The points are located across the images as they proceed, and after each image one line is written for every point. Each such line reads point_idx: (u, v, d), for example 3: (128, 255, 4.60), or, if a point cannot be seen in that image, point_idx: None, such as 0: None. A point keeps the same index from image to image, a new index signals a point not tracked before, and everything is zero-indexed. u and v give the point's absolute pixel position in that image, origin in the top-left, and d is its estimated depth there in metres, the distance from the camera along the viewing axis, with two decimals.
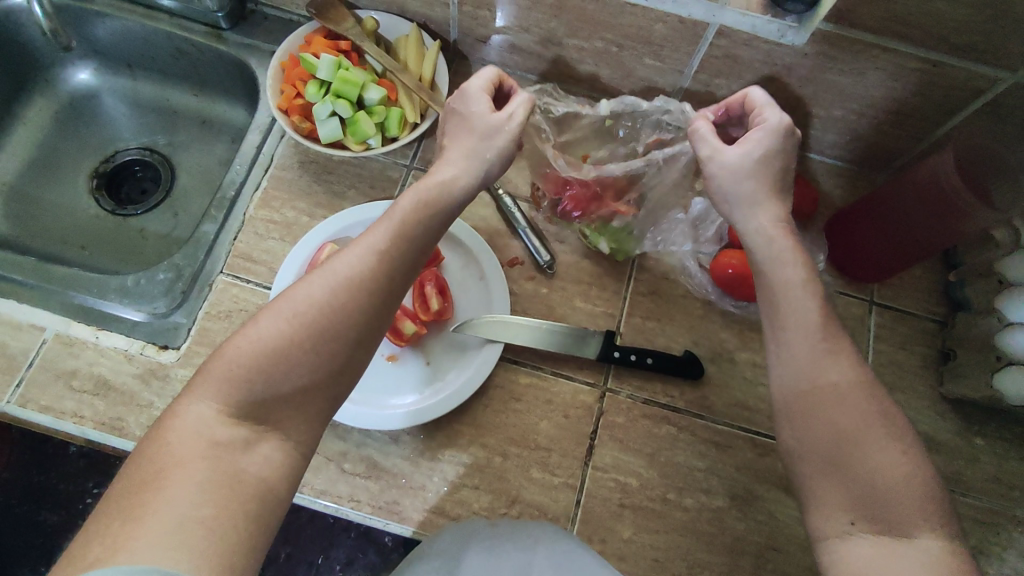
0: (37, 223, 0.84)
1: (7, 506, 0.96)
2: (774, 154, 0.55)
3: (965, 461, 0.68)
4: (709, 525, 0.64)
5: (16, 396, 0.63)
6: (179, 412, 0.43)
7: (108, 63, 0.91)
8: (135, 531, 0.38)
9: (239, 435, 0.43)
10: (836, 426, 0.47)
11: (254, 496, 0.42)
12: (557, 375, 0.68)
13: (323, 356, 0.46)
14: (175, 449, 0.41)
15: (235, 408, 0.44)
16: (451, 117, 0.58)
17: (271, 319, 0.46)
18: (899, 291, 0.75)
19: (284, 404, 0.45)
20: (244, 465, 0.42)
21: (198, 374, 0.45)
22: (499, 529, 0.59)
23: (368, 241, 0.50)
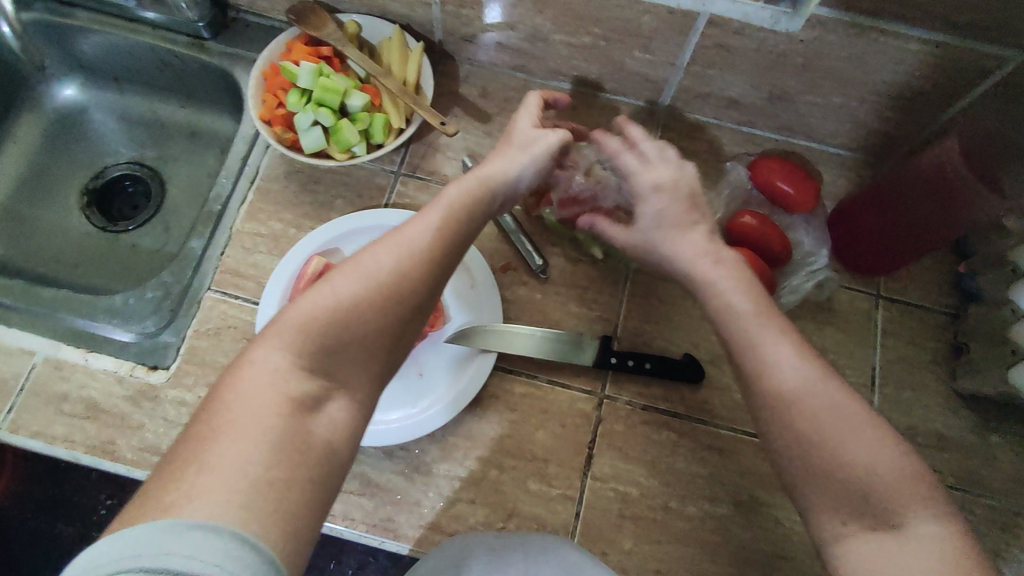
0: (32, 244, 0.84)
1: (20, 521, 0.99)
2: (666, 202, 0.55)
3: (981, 459, 0.66)
4: (714, 534, 0.62)
5: (8, 422, 0.63)
6: (254, 360, 0.41)
7: (94, 77, 0.90)
8: (201, 486, 0.35)
9: (309, 393, 0.41)
10: (811, 426, 0.45)
11: (322, 461, 0.39)
12: (552, 383, 0.67)
13: (396, 316, 0.45)
14: (247, 397, 0.39)
15: (307, 361, 0.42)
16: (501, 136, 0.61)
17: (347, 271, 0.44)
18: (908, 284, 0.72)
19: (353, 364, 0.43)
20: (314, 426, 0.40)
21: (270, 325, 0.43)
22: (503, 541, 0.58)
23: (427, 219, 0.49)
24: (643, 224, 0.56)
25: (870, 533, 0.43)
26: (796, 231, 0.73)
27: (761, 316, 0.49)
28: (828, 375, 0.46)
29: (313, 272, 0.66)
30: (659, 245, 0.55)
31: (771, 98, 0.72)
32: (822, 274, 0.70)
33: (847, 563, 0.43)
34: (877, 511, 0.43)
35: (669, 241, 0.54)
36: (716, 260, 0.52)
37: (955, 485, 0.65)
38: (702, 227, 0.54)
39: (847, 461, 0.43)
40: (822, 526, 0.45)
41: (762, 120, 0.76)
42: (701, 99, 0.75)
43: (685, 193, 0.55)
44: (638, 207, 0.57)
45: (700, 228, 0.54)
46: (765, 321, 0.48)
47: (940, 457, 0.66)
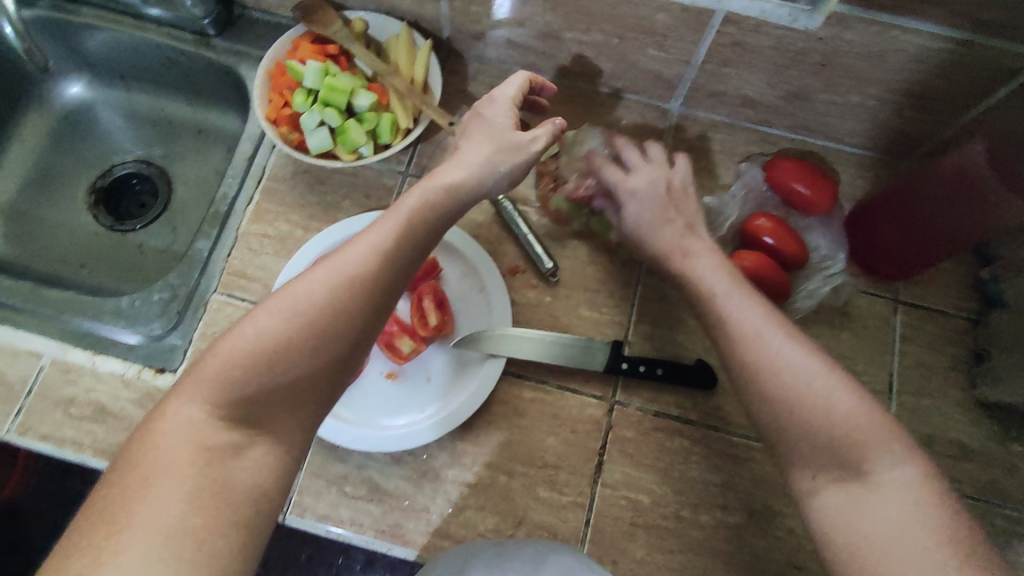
0: (39, 244, 0.84)
1: (37, 511, 1.03)
2: (643, 203, 0.62)
3: (1002, 468, 0.64)
4: (726, 543, 0.61)
5: (17, 424, 0.63)
6: (169, 413, 0.41)
7: (100, 75, 0.89)
8: (116, 545, 0.35)
9: (228, 440, 0.41)
10: (784, 383, 0.47)
11: (244, 506, 0.39)
12: (562, 389, 0.66)
13: (323, 353, 0.44)
14: (163, 452, 0.39)
15: (225, 408, 0.41)
16: (474, 123, 0.58)
17: (270, 309, 0.44)
18: (927, 288, 0.70)
19: (277, 404, 0.43)
20: (235, 472, 0.40)
21: (189, 372, 0.43)
22: (503, 550, 0.57)
23: (371, 239, 0.48)
24: (628, 224, 0.63)
25: (842, 485, 0.45)
26: (812, 234, 0.71)
27: (738, 293, 0.53)
28: (803, 341, 0.49)
29: None
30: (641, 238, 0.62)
31: (788, 96, 0.70)
32: (838, 277, 0.70)
33: (827, 518, 0.45)
34: (854, 465, 0.45)
35: (648, 237, 0.61)
36: (689, 253, 0.58)
37: (974, 495, 0.63)
38: (679, 223, 0.60)
39: (823, 414, 0.46)
40: (797, 480, 0.47)
41: (778, 118, 0.74)
42: (716, 97, 0.73)
43: (662, 191, 0.62)
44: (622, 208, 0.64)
45: (677, 224, 0.60)
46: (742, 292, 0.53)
47: (959, 466, 0.64)
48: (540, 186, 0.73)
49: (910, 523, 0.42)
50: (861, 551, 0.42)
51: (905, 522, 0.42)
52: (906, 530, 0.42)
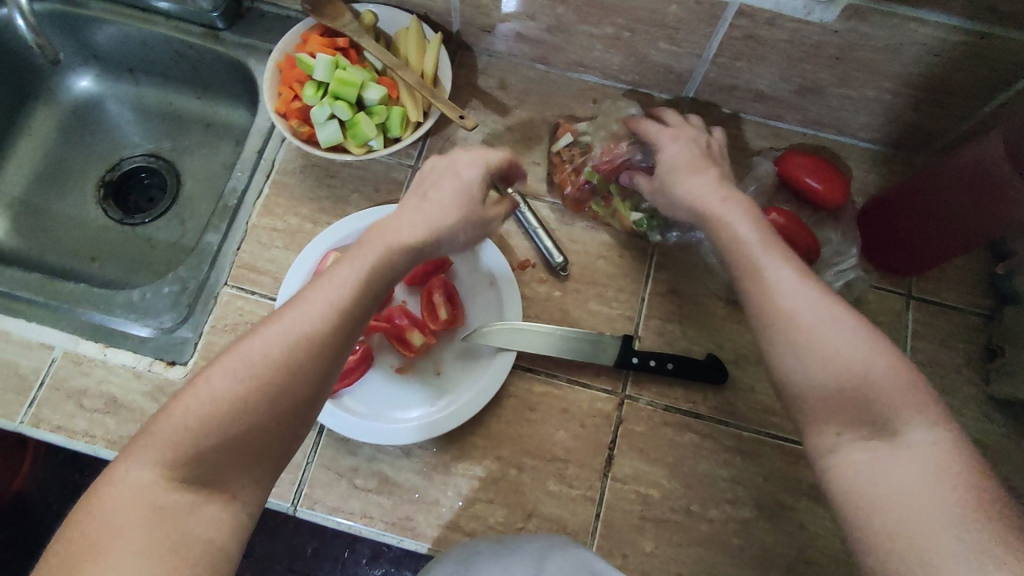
0: (49, 235, 0.84)
1: (45, 504, 1.04)
2: (681, 149, 0.59)
3: (1015, 465, 0.64)
4: (737, 538, 0.61)
5: (30, 416, 0.63)
6: (118, 478, 0.40)
7: (109, 68, 0.89)
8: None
9: (182, 499, 0.40)
10: (804, 338, 0.45)
11: (203, 562, 0.40)
12: (572, 383, 0.66)
13: (279, 413, 0.43)
14: (114, 517, 0.39)
15: (177, 470, 0.41)
16: (439, 170, 0.55)
17: (223, 369, 0.43)
18: (940, 284, 0.70)
19: (232, 466, 0.42)
20: (189, 531, 0.40)
21: (141, 432, 0.42)
22: (503, 545, 0.57)
23: (325, 298, 0.46)
24: (660, 168, 0.59)
25: (867, 444, 0.43)
26: (824, 228, 0.71)
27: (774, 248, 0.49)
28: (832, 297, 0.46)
29: None
30: (670, 180, 0.57)
31: (800, 90, 0.69)
32: (850, 273, 0.69)
33: (842, 472, 0.43)
34: (875, 423, 0.43)
35: (677, 177, 0.57)
36: (726, 198, 0.53)
37: None
38: (713, 170, 0.56)
39: (848, 370, 0.44)
40: (817, 440, 0.45)
41: (789, 112, 0.73)
42: (727, 91, 0.73)
43: (700, 147, 0.59)
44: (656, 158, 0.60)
45: (712, 171, 0.56)
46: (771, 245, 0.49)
47: None
48: (556, 176, 0.73)
49: (928, 482, 0.40)
50: (884, 513, 0.40)
51: (924, 486, 0.40)
52: (933, 492, 0.39)
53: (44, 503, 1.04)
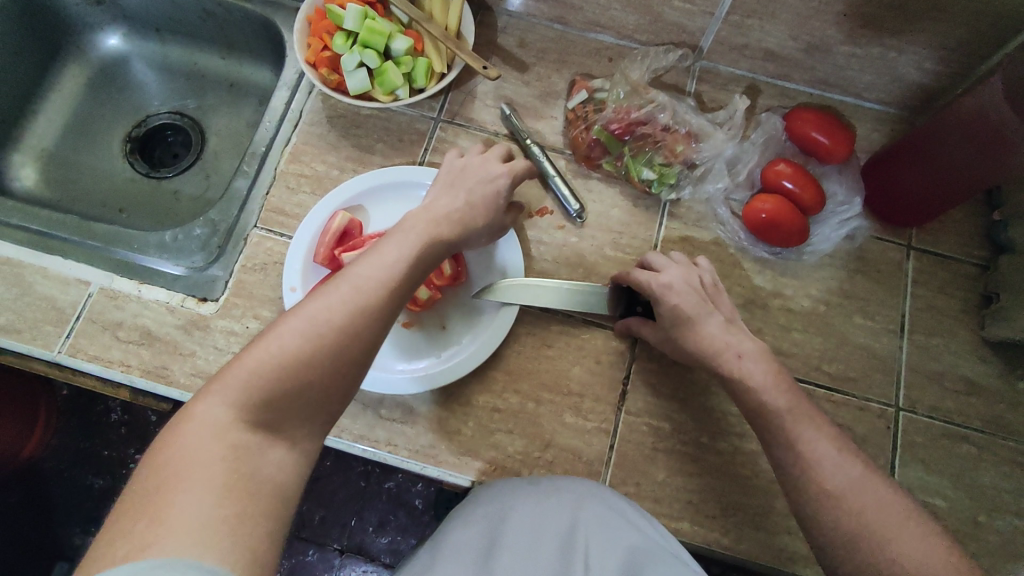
0: (78, 187, 0.87)
1: (58, 468, 1.06)
2: (682, 297, 0.59)
3: (1007, 404, 0.68)
4: (744, 468, 0.64)
5: (67, 346, 0.66)
6: (195, 416, 0.41)
7: (136, 27, 0.91)
8: (157, 531, 0.36)
9: (254, 439, 0.42)
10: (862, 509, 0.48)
11: (272, 498, 0.41)
12: (588, 322, 0.68)
13: (340, 368, 0.45)
14: (192, 450, 0.39)
15: (252, 413, 0.42)
16: (468, 170, 0.62)
17: (292, 323, 0.45)
18: (939, 235, 0.73)
19: (294, 414, 0.44)
20: (261, 468, 0.41)
21: (214, 378, 0.43)
22: (538, 489, 0.59)
23: (387, 267, 0.50)
24: (663, 320, 0.60)
25: None
26: (828, 182, 0.74)
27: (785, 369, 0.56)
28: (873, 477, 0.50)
29: (338, 227, 0.67)
30: (679, 333, 0.59)
31: (808, 49, 0.72)
32: (853, 223, 0.73)
33: None
34: None
35: (692, 333, 0.58)
36: (740, 354, 0.56)
37: (979, 427, 0.67)
38: (719, 314, 0.59)
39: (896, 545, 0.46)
40: None
41: (799, 71, 0.76)
42: (738, 50, 0.75)
43: (697, 286, 0.60)
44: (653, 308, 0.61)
45: (718, 316, 0.59)
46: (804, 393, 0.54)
47: (965, 401, 0.68)
48: (570, 132, 0.75)
49: None
50: None
51: None
52: None
53: (56, 468, 1.06)
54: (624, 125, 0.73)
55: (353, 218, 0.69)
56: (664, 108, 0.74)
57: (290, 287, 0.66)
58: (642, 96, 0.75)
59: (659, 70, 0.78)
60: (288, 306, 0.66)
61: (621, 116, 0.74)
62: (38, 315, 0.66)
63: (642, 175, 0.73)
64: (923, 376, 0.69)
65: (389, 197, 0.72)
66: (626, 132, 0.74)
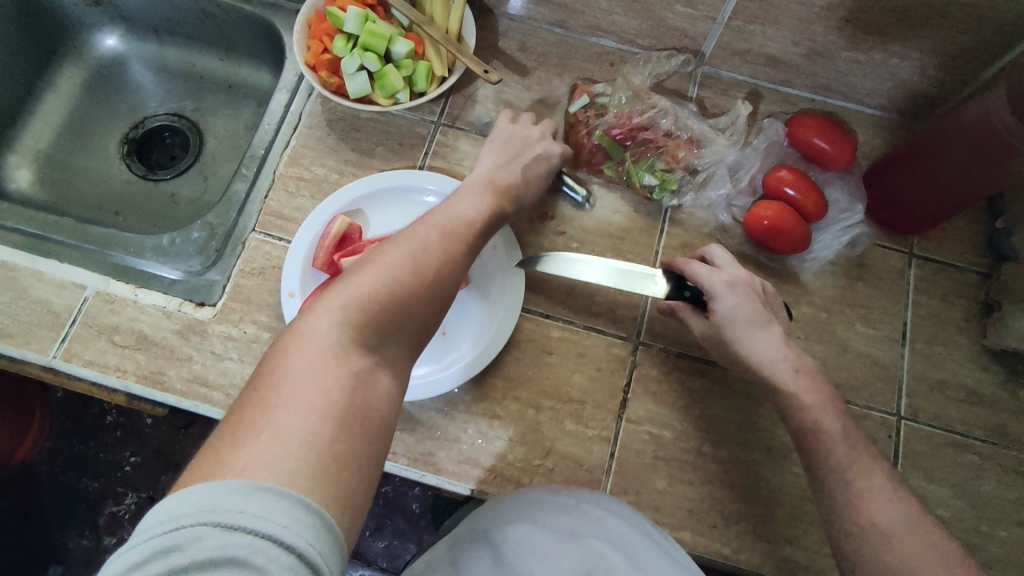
0: (75, 188, 0.86)
1: (52, 472, 1.04)
2: (740, 300, 0.59)
3: (1009, 413, 0.67)
4: (745, 477, 0.64)
5: (62, 351, 0.65)
6: (307, 334, 0.42)
7: (134, 28, 0.91)
8: (279, 448, 0.36)
9: (362, 363, 0.42)
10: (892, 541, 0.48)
11: (378, 425, 0.41)
12: (588, 329, 0.68)
13: (432, 303, 0.48)
14: (308, 367, 0.40)
15: (360, 336, 0.43)
16: (518, 142, 0.67)
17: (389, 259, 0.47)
18: (940, 243, 0.73)
19: (392, 345, 0.45)
20: (368, 396, 0.42)
21: (319, 301, 0.44)
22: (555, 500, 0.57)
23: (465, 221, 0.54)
24: (716, 319, 0.60)
25: None
26: (829, 189, 0.74)
27: (807, 371, 0.57)
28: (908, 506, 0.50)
29: (337, 231, 0.66)
30: (731, 332, 0.59)
31: (811, 55, 0.72)
32: (854, 230, 0.72)
33: None
34: None
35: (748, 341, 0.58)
36: (797, 369, 0.57)
37: (981, 436, 0.67)
38: (775, 324, 0.59)
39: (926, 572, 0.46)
40: None
41: (801, 77, 0.76)
42: (740, 56, 0.75)
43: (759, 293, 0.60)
44: (708, 305, 0.60)
45: (774, 326, 0.59)
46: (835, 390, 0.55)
47: (967, 410, 0.68)
48: (571, 137, 0.75)
49: None
50: None
51: None
52: None
53: (50, 472, 1.05)
54: (624, 130, 0.73)
55: (352, 222, 0.68)
56: (664, 113, 0.74)
57: (289, 292, 0.65)
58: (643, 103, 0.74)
59: (660, 77, 0.78)
60: (286, 312, 0.65)
61: (621, 121, 0.73)
62: (33, 320, 0.65)
63: (643, 180, 0.72)
64: (925, 384, 0.68)
65: (389, 202, 0.71)
66: (627, 138, 0.73)
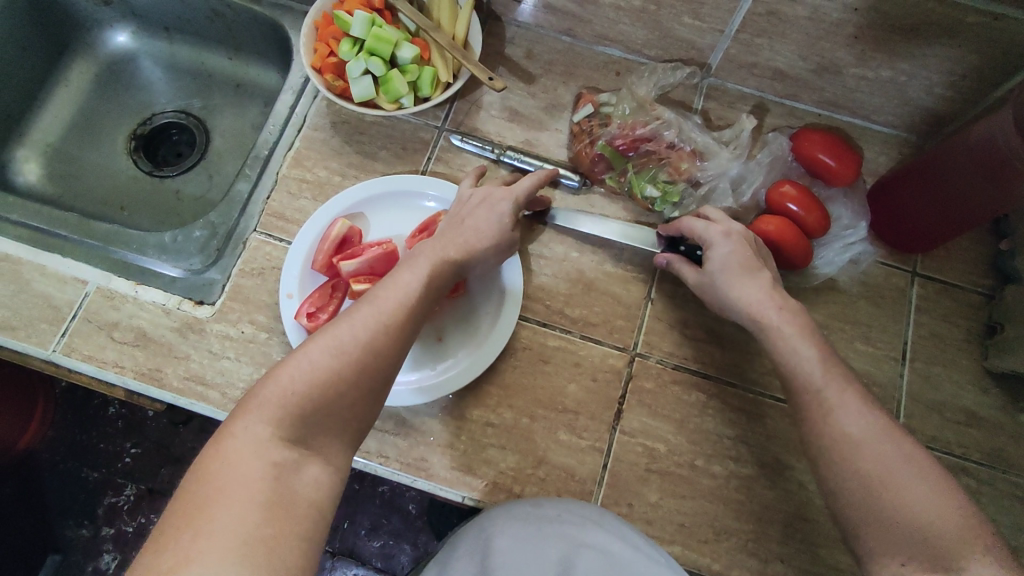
0: (82, 183, 0.87)
1: (53, 461, 1.05)
2: (734, 248, 0.61)
3: (1009, 437, 0.67)
4: (738, 493, 0.64)
5: (62, 344, 0.65)
6: (235, 432, 0.43)
7: (145, 25, 0.91)
8: (203, 545, 0.38)
9: (288, 456, 0.43)
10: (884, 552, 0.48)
11: (308, 515, 0.42)
12: (585, 339, 0.68)
13: (365, 385, 0.47)
14: (234, 466, 0.41)
15: (286, 430, 0.44)
16: (483, 201, 0.63)
17: (318, 345, 0.47)
18: (944, 262, 0.72)
19: (325, 430, 0.46)
20: (296, 488, 0.42)
21: (249, 396, 0.45)
22: (541, 510, 0.57)
23: (402, 289, 0.53)
24: (710, 266, 0.62)
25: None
26: (834, 205, 0.73)
27: None
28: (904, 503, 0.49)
29: (337, 234, 0.67)
30: (755, 317, 0.58)
31: (818, 69, 0.71)
32: (858, 247, 0.72)
33: None
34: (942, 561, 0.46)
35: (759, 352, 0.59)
36: (781, 308, 0.58)
37: (979, 460, 0.66)
38: (765, 271, 0.60)
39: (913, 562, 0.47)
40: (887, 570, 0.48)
41: (808, 91, 0.75)
42: (746, 69, 0.75)
43: (749, 243, 0.62)
44: (706, 254, 0.63)
45: (765, 273, 0.60)
46: (846, 394, 0.53)
47: (966, 432, 0.67)
48: (574, 146, 0.75)
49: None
50: None
51: None
52: None
53: (50, 460, 1.05)
54: (628, 140, 0.73)
55: (352, 225, 0.68)
56: (668, 125, 0.74)
57: (287, 293, 0.66)
58: (648, 114, 0.74)
59: (664, 87, 0.77)
60: (284, 312, 0.65)
61: (625, 131, 0.74)
62: (34, 313, 0.66)
63: (644, 192, 0.72)
64: (924, 405, 0.68)
65: (391, 206, 0.71)
66: (631, 148, 0.73)
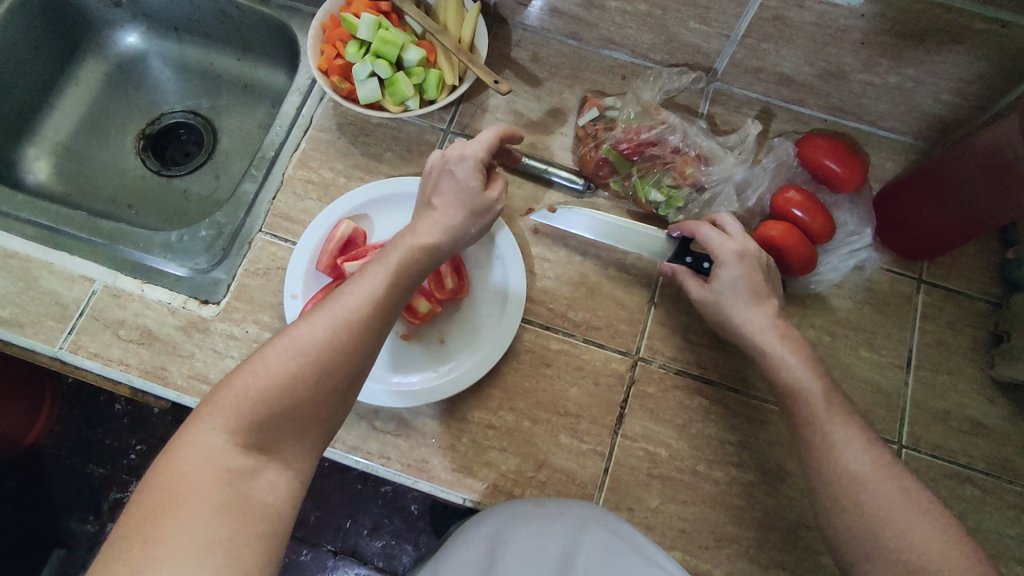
0: (90, 182, 0.87)
1: (58, 456, 1.06)
2: (745, 272, 0.60)
3: (1014, 447, 0.66)
4: (740, 499, 0.63)
5: (68, 342, 0.66)
6: (189, 440, 0.43)
7: (155, 26, 0.92)
8: (156, 552, 0.38)
9: (245, 463, 0.43)
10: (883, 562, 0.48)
11: (265, 519, 0.43)
12: (588, 343, 0.68)
13: (328, 386, 0.47)
14: (188, 474, 0.42)
15: (242, 436, 0.44)
16: (442, 177, 0.60)
17: (276, 348, 0.47)
18: (950, 270, 0.72)
19: (284, 434, 0.46)
20: (252, 493, 0.43)
21: (206, 403, 0.45)
22: (544, 511, 0.57)
23: (367, 286, 0.51)
24: (716, 286, 0.61)
25: None
26: (838, 210, 0.73)
27: (814, 388, 0.56)
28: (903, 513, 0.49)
29: (342, 236, 0.67)
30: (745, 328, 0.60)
31: (825, 75, 0.71)
32: (863, 253, 0.72)
33: None
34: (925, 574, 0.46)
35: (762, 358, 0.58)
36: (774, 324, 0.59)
37: (984, 469, 0.66)
38: (771, 299, 0.60)
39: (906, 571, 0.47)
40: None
41: (814, 96, 0.75)
42: (753, 74, 0.75)
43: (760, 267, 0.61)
44: (714, 270, 0.62)
45: (771, 301, 0.60)
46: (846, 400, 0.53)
47: (971, 441, 0.66)
48: (579, 149, 0.75)
49: None
50: None
51: None
52: None
53: (56, 456, 1.06)
54: (633, 145, 0.73)
55: (357, 226, 0.69)
56: (672, 129, 0.74)
57: (291, 294, 0.66)
58: (652, 118, 0.74)
59: (669, 91, 0.77)
60: (289, 313, 0.65)
61: (629, 135, 0.73)
62: (41, 310, 0.67)
63: (649, 196, 0.72)
64: (929, 414, 0.67)
65: (394, 207, 0.72)
66: (636, 152, 0.73)
